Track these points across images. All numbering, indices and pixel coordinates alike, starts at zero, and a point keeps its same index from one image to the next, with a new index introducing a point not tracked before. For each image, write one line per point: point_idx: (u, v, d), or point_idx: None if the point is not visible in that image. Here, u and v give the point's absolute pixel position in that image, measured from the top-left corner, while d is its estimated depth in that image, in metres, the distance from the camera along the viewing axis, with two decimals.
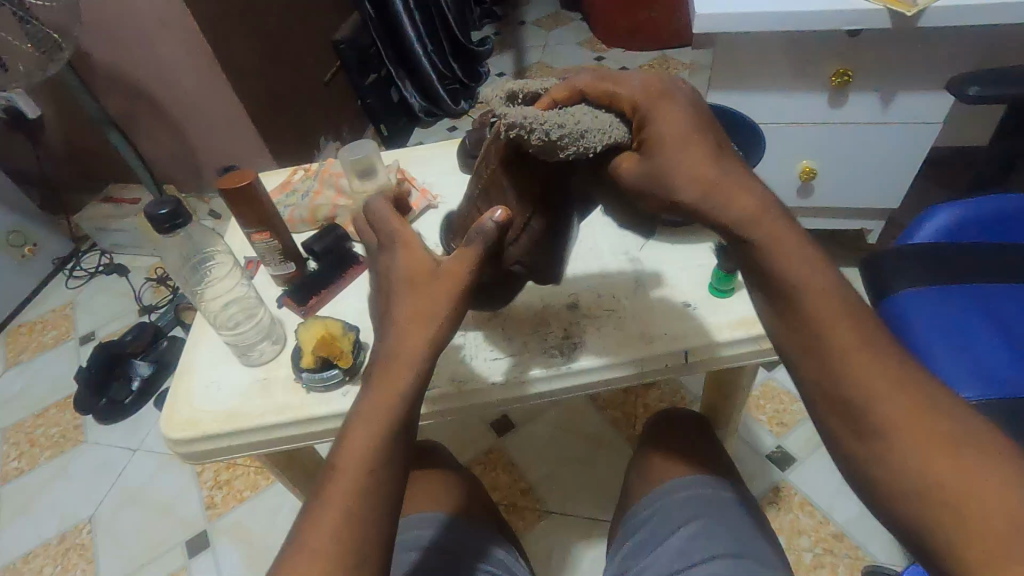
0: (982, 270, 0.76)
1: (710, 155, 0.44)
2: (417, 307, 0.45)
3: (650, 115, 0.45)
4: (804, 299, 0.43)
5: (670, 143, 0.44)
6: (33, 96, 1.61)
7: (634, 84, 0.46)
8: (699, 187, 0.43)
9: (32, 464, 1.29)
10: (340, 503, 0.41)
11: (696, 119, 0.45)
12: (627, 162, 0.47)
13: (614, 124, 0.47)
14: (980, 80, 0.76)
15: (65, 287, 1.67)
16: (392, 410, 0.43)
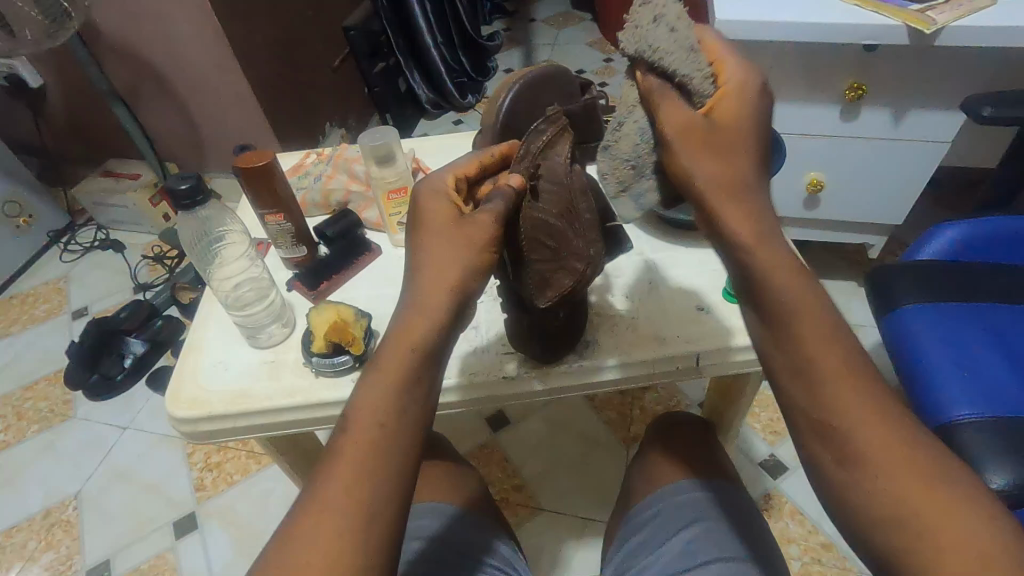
0: (985, 289, 0.77)
1: (752, 157, 0.44)
2: (445, 256, 0.45)
3: (727, 93, 0.45)
4: (783, 310, 0.39)
5: (725, 130, 0.44)
6: (37, 66, 1.59)
7: (738, 68, 0.46)
8: (719, 187, 0.42)
9: (18, 437, 1.27)
10: (344, 463, 0.38)
11: (755, 128, 0.44)
12: (674, 112, 0.45)
13: (705, 77, 0.45)
14: (993, 101, 0.77)
15: (58, 260, 1.65)
16: (391, 397, 0.41)
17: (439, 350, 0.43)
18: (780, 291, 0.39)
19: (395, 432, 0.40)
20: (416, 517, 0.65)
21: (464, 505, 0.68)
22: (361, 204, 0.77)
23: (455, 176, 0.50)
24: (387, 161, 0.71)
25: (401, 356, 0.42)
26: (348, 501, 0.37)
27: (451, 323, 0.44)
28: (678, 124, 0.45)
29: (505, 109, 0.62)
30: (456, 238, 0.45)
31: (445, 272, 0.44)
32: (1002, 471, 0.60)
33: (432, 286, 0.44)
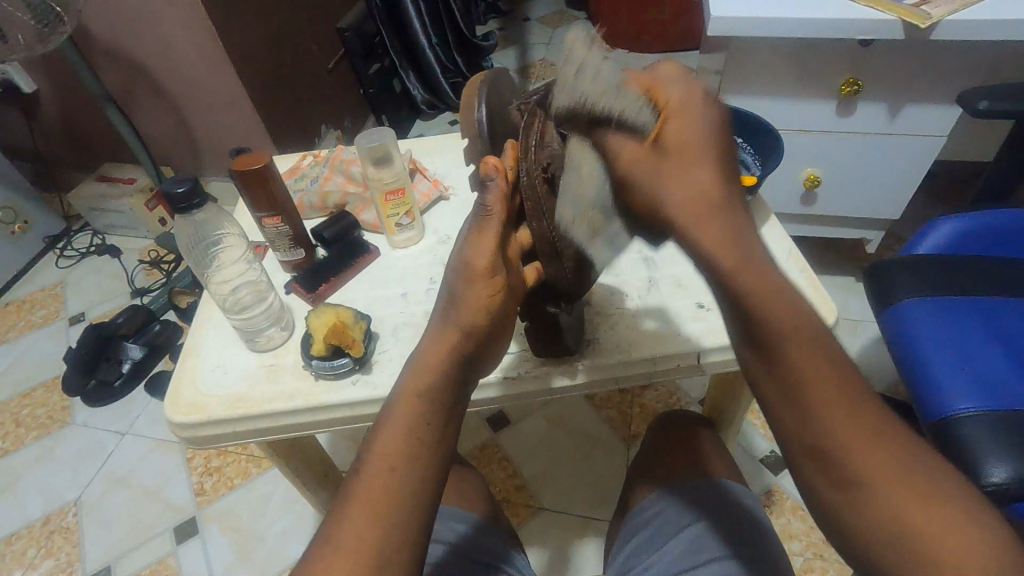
0: (984, 282, 0.77)
1: (714, 166, 0.45)
2: (455, 317, 0.47)
3: (675, 114, 0.46)
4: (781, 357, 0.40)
5: (682, 147, 0.45)
6: (29, 70, 1.58)
7: (676, 86, 0.47)
8: (688, 205, 0.44)
9: (16, 444, 1.26)
10: (365, 497, 0.40)
11: (709, 136, 0.45)
12: (626, 149, 0.46)
13: (642, 108, 0.46)
14: (989, 94, 0.77)
15: (54, 266, 1.64)
16: (405, 442, 0.42)
17: (452, 397, 0.45)
18: (770, 314, 0.40)
19: (410, 477, 0.41)
20: (443, 521, 0.63)
21: (488, 516, 0.66)
22: (358, 205, 0.77)
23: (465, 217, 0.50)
24: (384, 161, 0.70)
25: (416, 401, 0.44)
26: (373, 534, 0.38)
27: (460, 376, 0.46)
28: (633, 156, 0.46)
29: (484, 118, 0.52)
30: (461, 303, 0.47)
31: (453, 331, 0.47)
32: (1000, 464, 0.61)
33: (441, 347, 0.46)
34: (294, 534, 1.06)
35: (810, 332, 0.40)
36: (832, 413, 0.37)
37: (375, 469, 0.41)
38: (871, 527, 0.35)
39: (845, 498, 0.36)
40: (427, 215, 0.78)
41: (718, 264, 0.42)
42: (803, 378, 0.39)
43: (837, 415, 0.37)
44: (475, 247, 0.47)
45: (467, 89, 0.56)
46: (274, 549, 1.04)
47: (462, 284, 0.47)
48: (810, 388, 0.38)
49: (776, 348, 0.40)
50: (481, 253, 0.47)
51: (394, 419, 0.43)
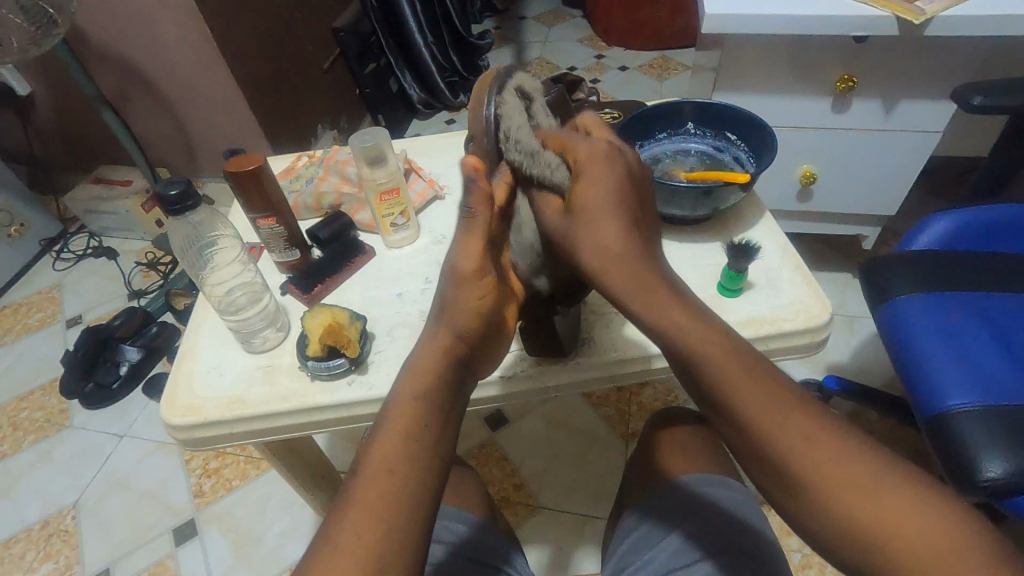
0: (978, 277, 0.77)
1: (621, 221, 0.49)
2: (448, 318, 0.47)
3: (587, 169, 0.50)
4: (716, 381, 0.44)
5: (590, 204, 0.49)
6: (23, 73, 1.58)
7: (585, 146, 0.52)
8: (602, 257, 0.48)
9: (14, 448, 1.26)
10: (365, 501, 0.40)
11: (618, 188, 0.50)
12: (550, 206, 0.52)
13: (556, 167, 0.52)
14: (984, 90, 0.77)
15: (51, 269, 1.64)
16: (402, 443, 0.42)
17: (448, 399, 0.45)
18: (706, 356, 0.44)
19: (409, 477, 0.41)
20: (441, 520, 0.63)
21: (486, 515, 0.66)
22: (353, 206, 0.77)
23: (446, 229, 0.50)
24: (378, 161, 0.70)
25: (412, 404, 0.44)
26: (373, 536, 0.38)
27: (456, 377, 0.47)
28: (551, 213, 0.52)
29: (490, 112, 0.52)
30: (452, 306, 0.47)
31: (446, 333, 0.47)
32: (997, 460, 0.61)
33: (434, 348, 0.47)
34: (293, 535, 1.06)
35: (745, 361, 0.44)
36: (789, 435, 0.41)
37: (375, 476, 0.41)
38: (825, 529, 0.39)
39: (797, 507, 0.40)
40: (422, 215, 0.78)
41: (647, 317, 0.47)
42: (745, 406, 0.42)
43: (784, 431, 0.41)
44: (465, 249, 0.47)
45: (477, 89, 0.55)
46: (273, 550, 1.04)
47: (451, 286, 0.47)
48: (767, 420, 0.41)
49: (722, 394, 0.43)
50: (467, 257, 0.47)
51: (391, 426, 0.43)
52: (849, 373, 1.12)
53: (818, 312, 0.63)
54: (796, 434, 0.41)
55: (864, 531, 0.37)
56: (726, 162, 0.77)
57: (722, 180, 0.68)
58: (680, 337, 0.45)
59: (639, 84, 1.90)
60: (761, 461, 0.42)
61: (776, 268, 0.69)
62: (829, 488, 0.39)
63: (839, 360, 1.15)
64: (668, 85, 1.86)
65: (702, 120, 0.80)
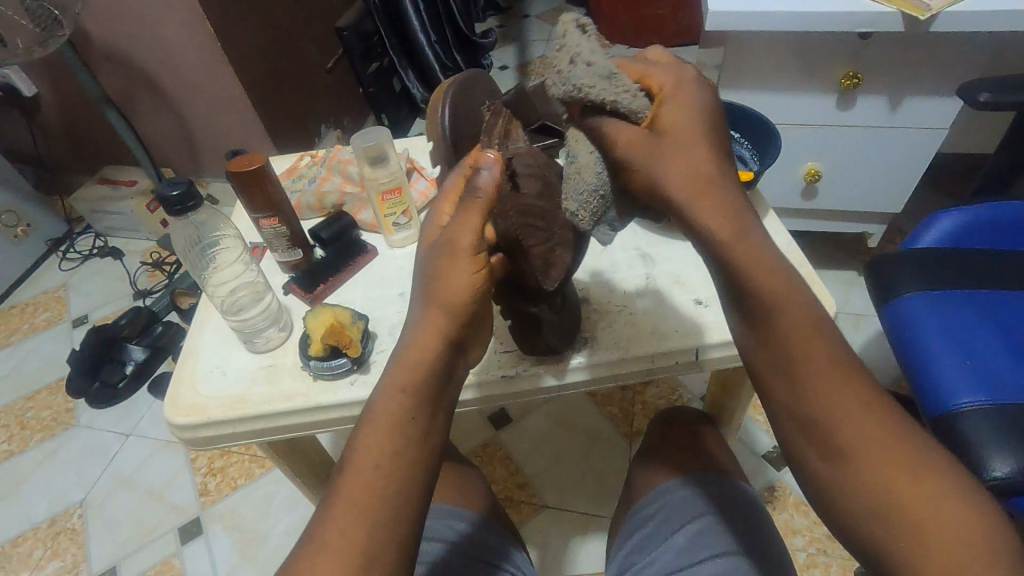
0: (985, 276, 0.77)
1: (711, 153, 0.43)
2: (434, 303, 0.46)
3: (672, 93, 0.44)
4: (777, 328, 0.40)
5: (679, 131, 0.43)
6: (29, 74, 1.59)
7: (669, 71, 0.45)
8: (691, 189, 0.42)
9: (22, 446, 1.27)
10: (352, 497, 0.40)
11: (708, 120, 0.44)
12: (623, 133, 0.45)
13: (637, 92, 0.44)
14: (991, 86, 0.76)
15: (57, 269, 1.65)
16: (388, 444, 0.41)
17: (438, 389, 0.45)
18: (779, 300, 0.40)
19: (397, 475, 0.41)
20: (438, 518, 0.63)
21: (484, 513, 0.66)
22: (356, 205, 0.77)
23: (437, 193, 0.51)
24: (380, 160, 0.70)
25: (402, 391, 0.43)
26: (359, 533, 0.38)
27: (447, 364, 0.45)
28: (630, 141, 0.44)
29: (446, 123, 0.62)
30: (449, 264, 0.46)
31: (441, 307, 0.46)
32: (1003, 459, 0.60)
33: (426, 328, 0.45)
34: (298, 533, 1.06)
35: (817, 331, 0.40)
36: (840, 406, 0.38)
37: (363, 467, 0.41)
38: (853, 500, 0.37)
39: (835, 474, 0.38)
40: None
41: (733, 252, 0.41)
42: (811, 374, 0.39)
43: (836, 397, 0.39)
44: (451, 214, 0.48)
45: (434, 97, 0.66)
46: (278, 549, 1.05)
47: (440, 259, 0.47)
48: (818, 386, 0.39)
49: (786, 348, 0.40)
50: (471, 213, 0.47)
51: (380, 414, 0.43)
52: None
53: (821, 311, 0.63)
54: (847, 404, 0.38)
55: (893, 510, 0.36)
56: (729, 160, 0.77)
57: None
58: (757, 284, 0.41)
59: None
60: (811, 432, 0.39)
61: None
62: (861, 468, 0.37)
63: None
64: None
65: None
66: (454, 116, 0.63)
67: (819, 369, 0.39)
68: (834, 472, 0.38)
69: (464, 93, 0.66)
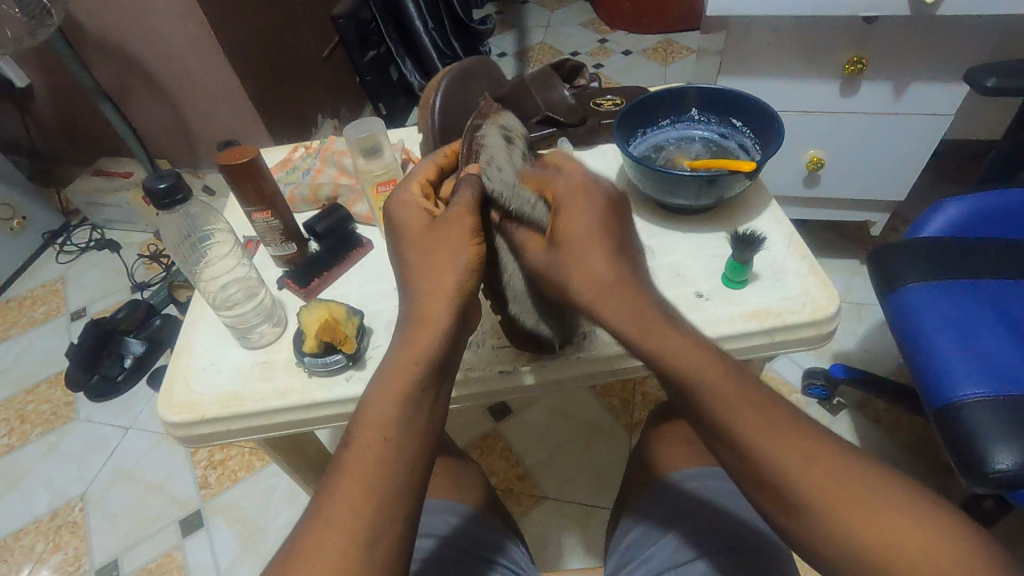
0: (991, 265, 0.76)
1: (605, 254, 0.47)
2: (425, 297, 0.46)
3: (564, 205, 0.49)
4: (686, 378, 0.43)
5: (574, 239, 0.48)
6: (21, 65, 1.56)
7: (565, 179, 0.51)
8: (586, 290, 0.46)
9: (22, 440, 1.27)
10: (347, 489, 0.39)
11: (603, 221, 0.49)
12: (529, 238, 0.52)
13: (535, 202, 0.52)
14: (999, 72, 0.75)
15: (54, 262, 1.64)
16: (392, 424, 0.41)
17: (439, 378, 0.44)
18: (684, 368, 0.43)
19: (405, 450, 0.41)
20: (435, 513, 0.62)
21: (482, 507, 0.66)
22: (350, 197, 0.76)
23: (419, 187, 0.53)
24: (374, 153, 0.69)
25: (406, 373, 0.43)
26: (353, 536, 0.37)
27: (449, 346, 0.45)
28: (534, 248, 0.51)
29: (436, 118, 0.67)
30: (448, 235, 0.47)
31: (440, 286, 0.46)
32: (1007, 452, 0.60)
33: (428, 301, 0.45)
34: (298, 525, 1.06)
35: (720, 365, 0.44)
36: (760, 426, 0.41)
37: (360, 452, 0.40)
38: (805, 520, 0.39)
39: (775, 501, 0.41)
40: None
41: (639, 346, 0.45)
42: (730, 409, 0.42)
43: (757, 420, 0.42)
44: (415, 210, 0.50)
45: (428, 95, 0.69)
46: (278, 542, 1.05)
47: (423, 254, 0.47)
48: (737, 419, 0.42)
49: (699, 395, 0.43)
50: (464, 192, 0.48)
51: (381, 397, 0.42)
52: (856, 362, 1.11)
53: (824, 303, 0.62)
54: (772, 427, 0.41)
55: (838, 525, 0.38)
56: (730, 149, 0.75)
57: (727, 168, 0.67)
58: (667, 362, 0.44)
59: (643, 69, 1.87)
60: (744, 462, 0.42)
61: (781, 258, 0.67)
62: (801, 485, 0.39)
63: (846, 349, 1.13)
64: (673, 70, 1.83)
65: (707, 107, 0.79)
66: (446, 105, 0.68)
67: (731, 404, 0.42)
68: (779, 500, 0.40)
69: (461, 82, 0.71)
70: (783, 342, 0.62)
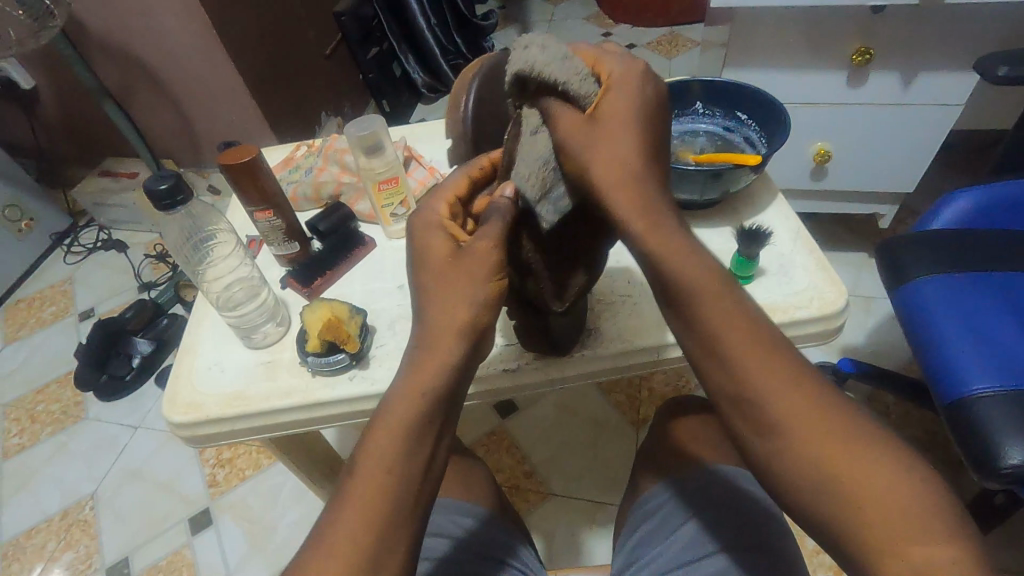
0: (1002, 258, 0.75)
1: (640, 141, 0.47)
2: (435, 328, 0.45)
3: (612, 87, 0.47)
4: (694, 310, 0.42)
5: (616, 120, 0.46)
6: (27, 67, 1.57)
7: (615, 64, 0.49)
8: (616, 175, 0.45)
9: (33, 440, 1.28)
10: (349, 521, 0.39)
11: (641, 114, 0.47)
12: (567, 118, 0.47)
13: (586, 79, 0.47)
14: (1009, 60, 0.73)
15: (62, 263, 1.65)
16: (394, 449, 0.41)
17: (447, 408, 0.43)
18: (691, 289, 0.42)
19: (406, 477, 0.40)
20: (446, 512, 0.62)
21: (488, 505, 0.66)
22: (353, 195, 0.75)
23: (447, 205, 0.49)
24: (376, 150, 0.68)
25: (414, 406, 0.42)
26: (353, 569, 0.37)
27: (460, 378, 0.44)
28: (571, 125, 0.47)
29: (471, 108, 0.57)
30: (471, 270, 0.46)
31: (455, 319, 0.45)
32: (1017, 446, 0.59)
33: (443, 335, 0.44)
34: (306, 523, 1.07)
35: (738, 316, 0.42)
36: (773, 382, 0.39)
37: (363, 483, 0.40)
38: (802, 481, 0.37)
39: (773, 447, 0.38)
40: None
41: (645, 244, 0.44)
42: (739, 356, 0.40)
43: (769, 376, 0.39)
44: (437, 234, 0.48)
45: (456, 87, 0.61)
46: (286, 540, 1.05)
47: (440, 285, 0.46)
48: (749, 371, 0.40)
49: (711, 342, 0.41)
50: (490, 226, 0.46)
51: (386, 432, 0.41)
52: (864, 357, 1.10)
53: (832, 298, 0.61)
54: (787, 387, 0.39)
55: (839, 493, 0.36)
56: (736, 142, 0.74)
57: (732, 162, 0.66)
58: (668, 277, 0.43)
59: (647, 62, 1.85)
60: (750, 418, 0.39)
61: (788, 253, 0.66)
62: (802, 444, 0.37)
63: (854, 343, 1.12)
64: (678, 63, 1.82)
65: (712, 100, 0.78)
66: (479, 109, 0.57)
67: (738, 343, 0.40)
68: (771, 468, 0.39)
69: (494, 78, 0.59)
70: (791, 337, 0.61)
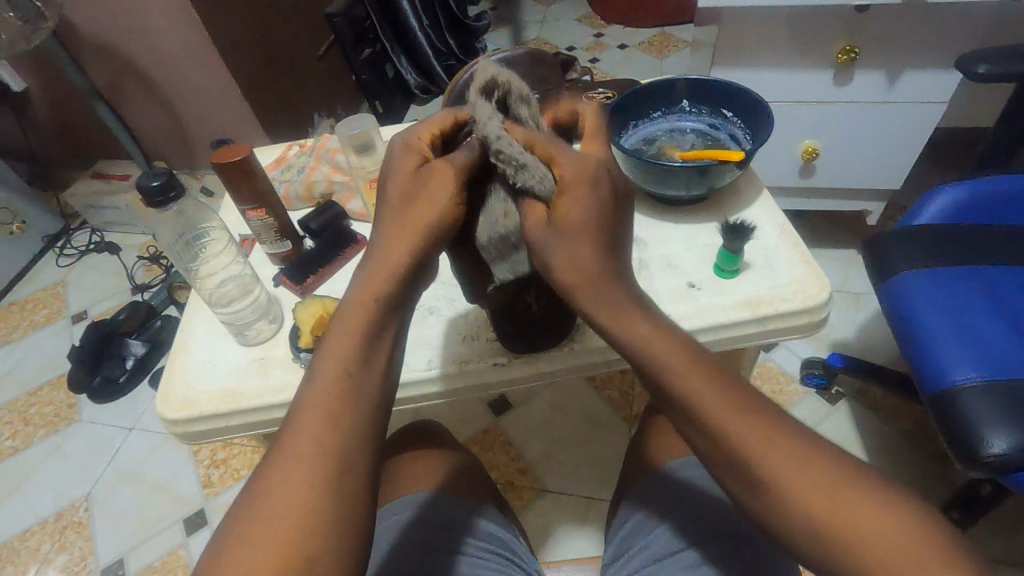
0: (984, 252, 0.76)
1: (597, 246, 0.44)
2: (385, 241, 0.44)
3: (567, 190, 0.44)
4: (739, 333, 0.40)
5: (570, 224, 0.44)
6: (18, 70, 1.57)
7: (574, 156, 0.45)
8: (569, 275, 0.43)
9: (25, 443, 1.28)
10: (314, 419, 0.39)
11: (599, 216, 0.44)
12: (533, 211, 0.45)
13: (543, 175, 0.45)
14: (990, 57, 0.75)
15: (55, 265, 1.65)
16: (344, 363, 0.41)
17: (396, 318, 0.44)
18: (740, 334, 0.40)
19: (357, 393, 0.41)
20: (436, 508, 0.62)
21: (481, 498, 0.66)
22: (345, 194, 0.76)
23: (428, 131, 0.48)
24: (366, 148, 0.70)
25: (364, 312, 0.43)
26: (314, 484, 0.37)
27: (408, 288, 0.44)
28: (534, 222, 0.45)
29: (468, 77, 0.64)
30: (427, 188, 0.44)
31: (411, 228, 0.44)
32: (1001, 438, 0.60)
33: (393, 244, 0.44)
34: None
35: None
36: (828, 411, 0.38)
37: (320, 390, 0.40)
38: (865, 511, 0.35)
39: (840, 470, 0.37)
40: None
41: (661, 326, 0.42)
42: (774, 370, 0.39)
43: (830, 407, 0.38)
44: (403, 153, 0.46)
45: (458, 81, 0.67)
46: None
47: (392, 191, 0.45)
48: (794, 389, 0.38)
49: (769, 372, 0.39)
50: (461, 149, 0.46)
51: (341, 335, 0.42)
52: (854, 352, 1.11)
53: (816, 291, 0.62)
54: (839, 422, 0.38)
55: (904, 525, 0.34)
56: (722, 139, 0.75)
57: (717, 158, 0.67)
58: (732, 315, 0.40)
59: (638, 63, 1.87)
60: None
61: (772, 247, 0.67)
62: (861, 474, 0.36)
63: (844, 338, 1.14)
64: (668, 65, 1.83)
65: (698, 99, 0.79)
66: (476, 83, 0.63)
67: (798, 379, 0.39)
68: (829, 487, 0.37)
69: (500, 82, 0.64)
70: (777, 330, 0.62)
